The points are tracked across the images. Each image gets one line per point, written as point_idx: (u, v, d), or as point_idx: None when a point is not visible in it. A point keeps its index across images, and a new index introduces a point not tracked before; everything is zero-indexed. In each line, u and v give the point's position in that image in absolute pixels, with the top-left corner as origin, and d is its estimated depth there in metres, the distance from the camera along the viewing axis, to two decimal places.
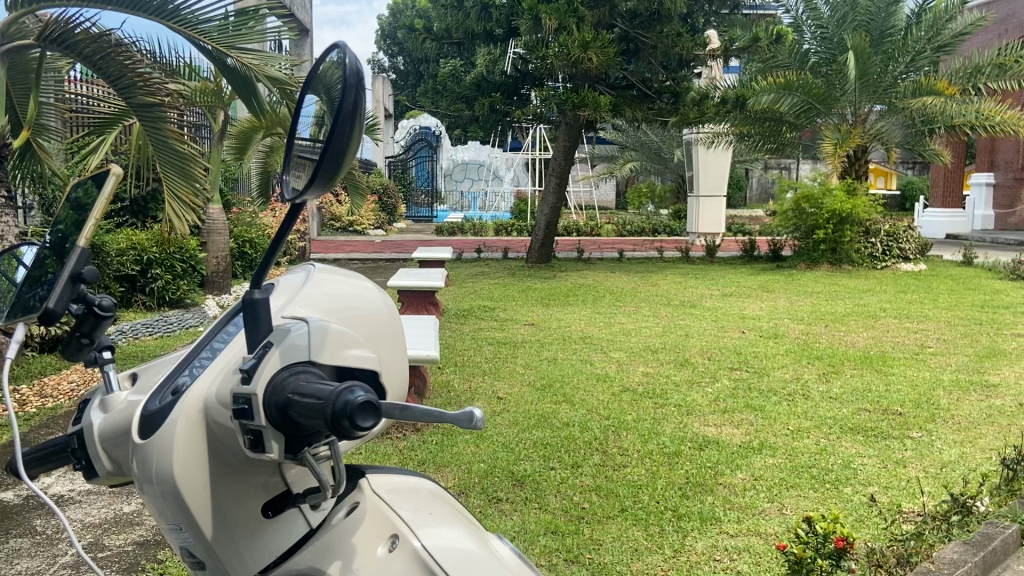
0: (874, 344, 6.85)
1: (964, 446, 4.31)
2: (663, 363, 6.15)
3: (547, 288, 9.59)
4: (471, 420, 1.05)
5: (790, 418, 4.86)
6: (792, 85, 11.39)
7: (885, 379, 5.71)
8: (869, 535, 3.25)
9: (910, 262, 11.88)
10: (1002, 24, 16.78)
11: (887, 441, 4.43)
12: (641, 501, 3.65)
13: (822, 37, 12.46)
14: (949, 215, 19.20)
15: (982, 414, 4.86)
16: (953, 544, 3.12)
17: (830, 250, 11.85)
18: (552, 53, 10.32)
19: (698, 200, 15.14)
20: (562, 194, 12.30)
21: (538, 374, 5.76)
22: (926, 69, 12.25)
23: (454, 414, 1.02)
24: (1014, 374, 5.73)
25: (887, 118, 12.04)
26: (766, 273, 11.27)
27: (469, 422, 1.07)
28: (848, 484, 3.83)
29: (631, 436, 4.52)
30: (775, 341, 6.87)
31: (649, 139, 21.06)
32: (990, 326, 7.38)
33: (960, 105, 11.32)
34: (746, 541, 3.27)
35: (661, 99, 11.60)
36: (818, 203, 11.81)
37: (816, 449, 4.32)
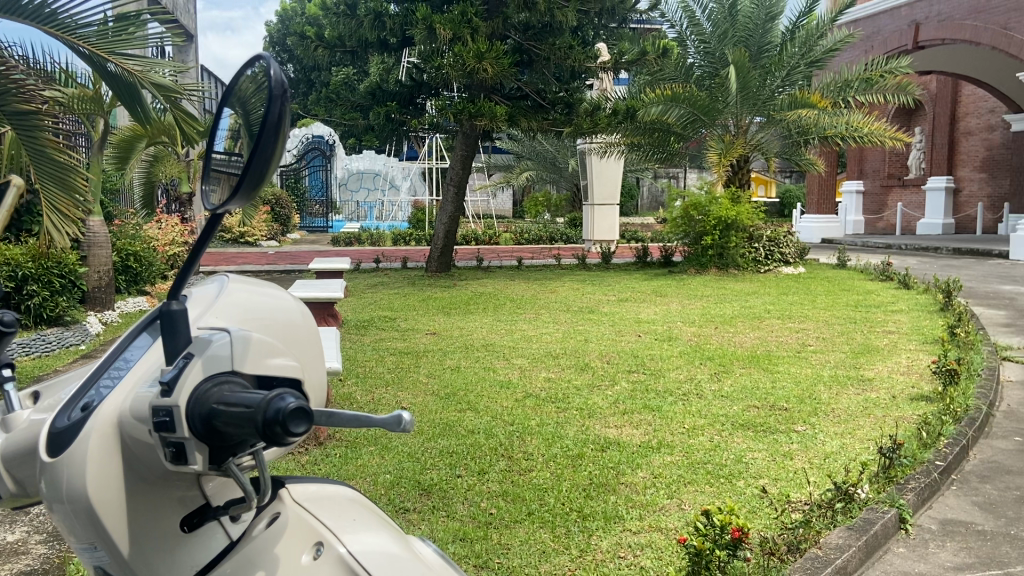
0: (760, 344, 7.19)
1: (844, 438, 4.60)
2: (564, 368, 6.28)
3: (447, 297, 9.59)
4: (400, 423, 1.06)
5: (685, 417, 5.06)
6: (678, 97, 11.79)
7: (771, 377, 6.01)
8: (762, 524, 3.43)
9: (790, 266, 12.58)
10: (868, 41, 17.86)
11: (775, 436, 4.67)
12: (547, 504, 3.72)
13: (705, 51, 12.98)
14: (824, 221, 20.22)
15: (859, 407, 5.20)
16: (838, 530, 3.34)
17: (717, 256, 12.35)
18: (448, 63, 10.31)
19: (592, 208, 15.50)
20: (460, 202, 12.28)
21: (442, 383, 5.76)
22: (800, 84, 12.93)
23: (382, 418, 1.03)
24: (886, 369, 6.15)
25: (766, 129, 12.69)
26: (659, 278, 11.66)
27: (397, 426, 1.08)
28: (740, 478, 4.02)
29: (534, 441, 4.60)
30: (670, 343, 7.14)
31: (544, 149, 21.35)
32: (863, 324, 7.90)
33: (832, 118, 12.08)
34: (648, 536, 3.38)
35: (556, 109, 11.82)
36: (705, 210, 12.27)
37: (710, 445, 4.52)
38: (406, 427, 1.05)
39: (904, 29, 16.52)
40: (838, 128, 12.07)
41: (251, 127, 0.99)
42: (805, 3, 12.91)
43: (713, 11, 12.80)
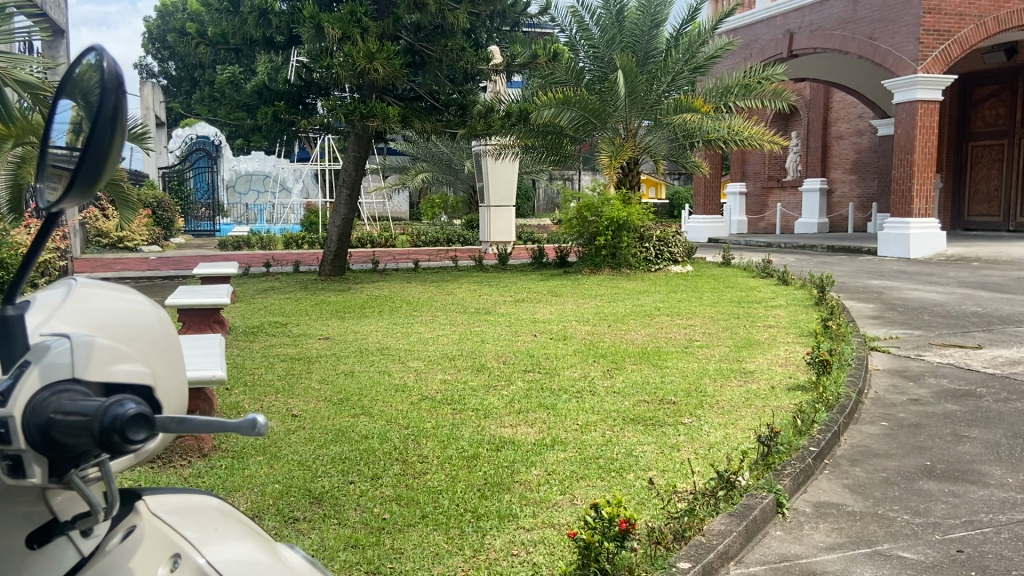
0: (650, 341, 7.40)
1: (727, 428, 4.81)
2: (460, 370, 6.27)
3: (341, 301, 9.41)
4: (254, 426, 1.04)
5: (578, 414, 5.16)
6: (569, 101, 11.99)
7: (660, 372, 6.21)
8: (650, 515, 3.53)
9: (678, 264, 13.00)
10: (746, 49, 18.69)
11: (664, 429, 4.83)
12: (442, 506, 3.72)
13: (594, 56, 13.23)
14: (710, 221, 20.93)
15: (741, 398, 5.45)
16: (720, 517, 3.48)
17: (610, 255, 12.62)
18: (337, 63, 10.10)
19: (489, 210, 15.56)
20: (354, 204, 12.05)
21: (334, 389, 5.65)
22: (685, 88, 13.35)
23: (236, 422, 1.01)
24: (767, 361, 6.47)
25: (654, 132, 13.09)
26: (555, 278, 11.84)
27: (253, 430, 1.06)
28: (630, 470, 4.14)
29: (430, 443, 4.58)
30: (565, 342, 7.26)
31: (439, 151, 21.21)
32: (745, 319, 8.27)
33: (714, 122, 12.64)
34: (540, 533, 3.43)
35: (449, 111, 11.79)
36: (598, 212, 12.55)
37: (602, 440, 4.62)
38: (262, 429, 1.05)
39: (779, 38, 17.35)
40: (720, 131, 12.71)
41: (90, 116, 0.96)
42: (687, 12, 13.38)
43: (601, 17, 13.11)
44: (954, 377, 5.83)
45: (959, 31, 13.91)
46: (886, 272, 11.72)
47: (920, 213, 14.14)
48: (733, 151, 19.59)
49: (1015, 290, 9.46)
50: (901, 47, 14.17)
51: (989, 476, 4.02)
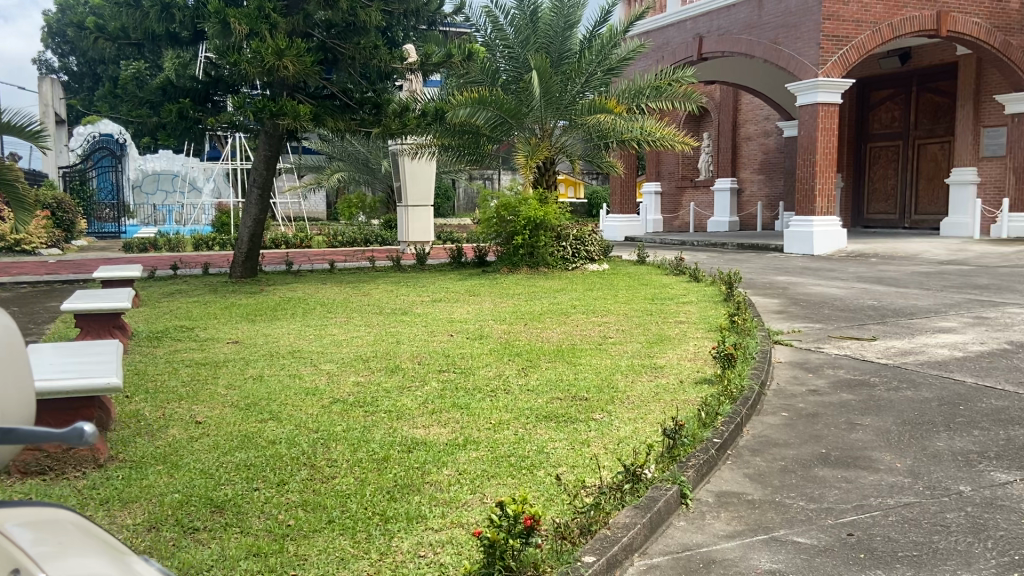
0: (565, 339, 7.49)
1: (636, 422, 4.91)
2: (373, 371, 6.20)
3: (252, 303, 9.18)
4: (83, 436, 1.05)
5: (492, 412, 5.17)
6: (485, 100, 12.02)
7: (573, 369, 6.29)
8: (557, 511, 3.58)
9: (595, 263, 13.17)
10: (658, 51, 19.08)
11: (575, 425, 4.89)
12: (349, 510, 3.67)
13: (510, 57, 13.29)
14: (625, 220, 21.31)
15: (651, 393, 5.57)
16: (625, 510, 3.54)
17: (528, 254, 12.69)
18: (245, 60, 9.85)
19: (407, 209, 15.45)
20: (265, 205, 11.77)
21: (241, 393, 5.51)
22: (599, 89, 13.55)
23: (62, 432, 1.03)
24: (676, 356, 6.64)
25: (570, 132, 13.23)
26: (473, 278, 11.83)
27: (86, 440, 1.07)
28: (540, 467, 4.17)
29: (339, 447, 4.51)
30: (480, 342, 7.26)
31: (355, 150, 20.86)
32: (657, 315, 8.46)
33: (627, 122, 12.87)
34: (449, 533, 3.43)
35: (363, 109, 11.57)
36: (516, 211, 12.60)
37: (514, 438, 4.65)
38: (93, 438, 1.06)
39: (689, 41, 17.78)
40: (633, 133, 12.96)
41: None
42: (600, 14, 13.57)
43: (515, 17, 13.16)
44: (849, 368, 6.11)
45: (856, 37, 14.56)
46: (791, 268, 12.17)
47: (823, 212, 14.75)
48: (645, 151, 20.01)
49: (909, 284, 9.98)
50: (803, 51, 14.72)
51: (879, 462, 4.22)
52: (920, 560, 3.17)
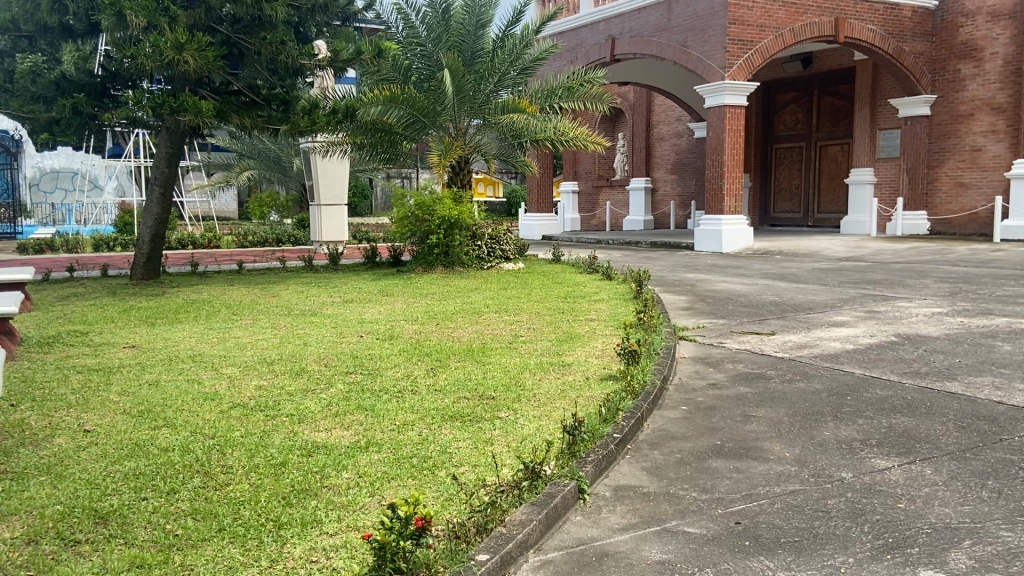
0: (476, 338, 7.49)
1: (540, 420, 4.95)
2: (277, 374, 6.07)
3: (153, 306, 8.86)
4: None
5: (397, 414, 5.12)
6: (397, 98, 11.92)
7: (482, 368, 6.29)
8: (454, 511, 3.57)
9: (510, 262, 13.23)
10: (572, 52, 19.29)
11: (480, 424, 4.89)
12: (242, 517, 3.58)
13: (422, 55, 13.22)
14: (543, 219, 21.47)
15: (557, 390, 5.63)
16: (522, 507, 3.56)
17: (443, 253, 12.63)
18: (142, 53, 9.51)
19: (319, 209, 15.20)
20: (168, 204, 11.38)
21: (135, 400, 5.30)
22: (513, 89, 13.60)
23: None
24: (585, 353, 6.73)
25: (484, 131, 13.27)
26: (387, 278, 11.71)
27: None
28: (442, 467, 4.16)
29: (236, 453, 4.39)
30: (390, 342, 7.20)
31: (266, 148, 20.36)
32: (568, 313, 8.55)
33: (540, 122, 12.95)
34: (343, 537, 3.38)
35: (271, 107, 11.40)
36: (430, 210, 12.55)
37: (418, 439, 4.62)
38: None
39: (602, 42, 18.04)
40: (546, 132, 13.04)
41: None
42: (512, 14, 13.61)
43: (426, 15, 13.09)
44: (748, 362, 6.32)
45: (760, 41, 15.05)
46: (700, 266, 12.51)
47: (731, 211, 15.22)
48: (557, 152, 20.24)
49: (809, 280, 10.40)
50: (710, 55, 15.13)
51: (769, 451, 4.38)
52: (800, 545, 3.30)
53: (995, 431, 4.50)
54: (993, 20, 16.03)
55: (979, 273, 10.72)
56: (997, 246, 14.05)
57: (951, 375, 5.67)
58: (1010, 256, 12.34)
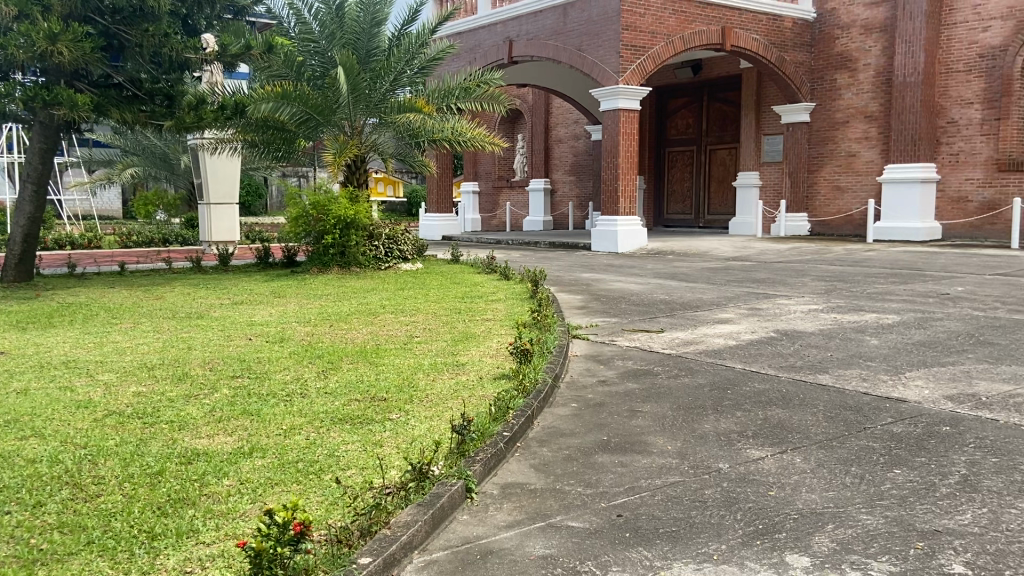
0: (370, 339, 7.40)
1: (432, 420, 4.94)
2: (158, 380, 5.82)
3: (24, 310, 8.36)
4: None
5: (284, 418, 5.01)
6: (289, 95, 11.66)
7: (376, 369, 6.22)
8: (338, 516, 3.51)
9: (408, 262, 13.13)
10: (470, 53, 19.31)
11: (370, 426, 4.84)
12: (114, 528, 3.42)
13: (315, 52, 12.97)
14: (443, 219, 21.38)
15: (450, 390, 5.62)
16: (408, 508, 3.54)
17: (339, 254, 12.43)
18: (10, 43, 8.98)
19: (209, 208, 14.69)
20: (41, 202, 10.77)
21: (0, 410, 4.98)
22: (410, 88, 13.51)
23: None
24: (479, 353, 6.75)
25: (380, 131, 13.12)
26: (280, 279, 11.43)
27: None
28: (328, 471, 4.09)
29: (110, 462, 4.19)
30: (280, 345, 7.02)
31: (152, 144, 19.49)
32: (465, 313, 8.56)
33: (437, 122, 12.93)
34: (220, 546, 3.28)
35: (154, 100, 10.92)
36: (326, 209, 12.34)
37: (304, 444, 4.52)
38: None
39: (500, 44, 18.16)
40: (444, 132, 13.02)
41: None
42: (409, 13, 13.51)
43: (319, 12, 12.89)
44: (637, 359, 6.49)
45: (652, 47, 15.50)
46: (595, 265, 12.78)
47: (626, 212, 15.61)
48: (453, 153, 20.16)
49: (697, 280, 10.79)
50: (604, 59, 15.46)
51: (652, 445, 4.52)
52: (677, 535, 3.42)
53: (859, 420, 4.79)
54: (866, 33, 17.04)
55: (853, 271, 11.39)
56: (870, 246, 14.94)
57: (823, 369, 6.00)
58: (880, 256, 13.17)
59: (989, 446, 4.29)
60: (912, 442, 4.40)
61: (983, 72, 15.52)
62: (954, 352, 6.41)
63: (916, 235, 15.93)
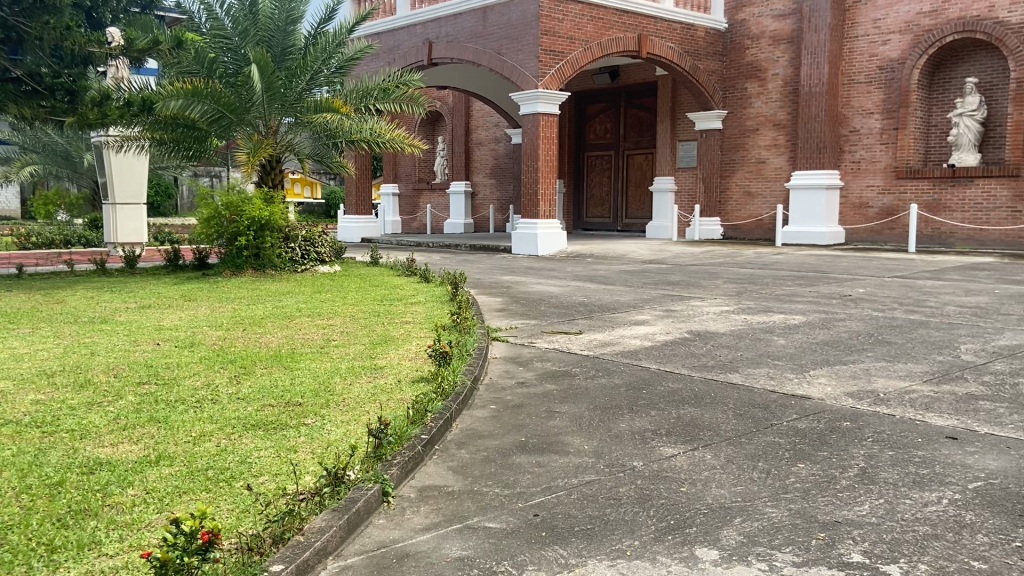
0: (285, 343, 7.24)
1: (348, 425, 4.87)
2: (58, 388, 5.54)
3: None
4: None
5: (193, 424, 4.84)
6: (200, 93, 11.32)
7: (290, 374, 6.09)
8: (249, 524, 3.43)
9: (326, 265, 12.92)
10: (389, 54, 19.13)
11: (284, 432, 4.73)
12: (8, 542, 3.24)
13: (228, 49, 12.63)
14: (362, 221, 21.07)
15: (368, 394, 5.55)
16: (322, 514, 3.49)
17: (253, 256, 12.14)
18: None
19: (114, 208, 14.12)
20: None
21: None
22: (327, 88, 13.30)
23: None
24: (398, 356, 6.69)
25: (296, 130, 12.88)
26: (191, 282, 11.08)
27: None
28: (239, 479, 3.98)
29: (4, 473, 3.97)
30: (190, 350, 6.80)
31: (52, 141, 18.57)
32: (384, 316, 8.47)
33: (356, 123, 12.78)
34: (124, 557, 3.15)
35: (55, 96, 10.45)
36: (239, 210, 12.03)
37: (215, 451, 4.39)
38: None
39: (419, 45, 18.07)
40: (362, 133, 12.90)
41: None
42: (325, 12, 13.32)
43: (232, 8, 12.55)
44: (556, 360, 6.56)
45: (571, 52, 15.71)
46: (515, 268, 12.86)
47: (546, 215, 15.77)
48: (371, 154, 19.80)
49: (615, 282, 10.97)
50: (524, 63, 15.57)
51: (569, 445, 4.57)
52: (592, 532, 3.48)
53: (766, 417, 4.97)
54: (774, 44, 17.71)
55: (762, 274, 11.81)
56: (778, 250, 15.52)
57: (734, 368, 6.19)
58: (788, 259, 13.69)
59: (886, 439, 4.52)
60: (816, 437, 4.59)
61: (882, 84, 16.34)
62: (854, 350, 6.72)
63: (821, 239, 16.65)
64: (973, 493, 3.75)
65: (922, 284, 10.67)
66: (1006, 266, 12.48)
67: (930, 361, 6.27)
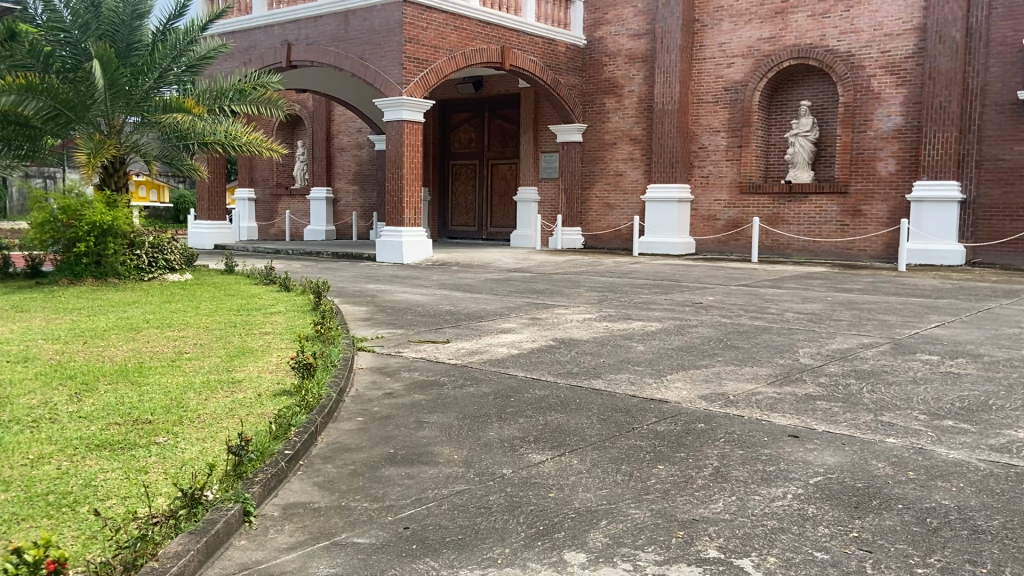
0: (131, 356, 6.79)
1: (204, 442, 4.62)
2: None
3: None
4: None
5: (29, 447, 4.44)
6: (34, 87, 10.47)
7: (139, 390, 5.71)
8: (97, 552, 3.18)
9: (176, 272, 12.25)
10: (245, 54, 18.41)
11: (132, 452, 4.42)
12: None
13: (66, 41, 11.73)
14: (215, 227, 20.10)
15: (224, 409, 5.29)
16: (178, 538, 3.29)
17: (93, 263, 11.31)
18: None
19: None
20: None
21: None
22: (177, 87, 12.63)
23: None
24: (257, 369, 6.42)
25: (143, 130, 12.15)
26: (23, 291, 10.20)
27: None
28: (84, 503, 3.68)
29: None
30: (23, 365, 6.23)
31: None
32: (241, 327, 8.12)
33: (209, 125, 12.22)
34: None
35: None
36: (79, 214, 11.19)
37: (55, 474, 4.04)
38: None
39: (277, 46, 17.51)
40: (216, 135, 12.33)
41: None
42: (175, 7, 12.64)
43: None
44: (423, 369, 6.51)
45: (434, 61, 15.71)
46: (380, 276, 12.70)
47: (410, 223, 15.68)
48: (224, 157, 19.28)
49: (480, 290, 11.06)
50: (387, 70, 15.43)
51: (438, 456, 4.55)
52: (462, 542, 3.47)
53: (628, 421, 5.15)
54: (630, 62, 18.48)
55: (621, 282, 12.25)
56: (635, 259, 16.18)
57: (597, 374, 6.39)
58: (644, 268, 14.30)
59: (736, 439, 4.80)
60: (673, 439, 4.81)
61: (727, 104, 17.41)
62: (706, 355, 7.10)
63: (674, 249, 17.58)
64: (814, 487, 4.05)
65: (765, 291, 11.43)
66: (836, 275, 13.59)
67: (774, 364, 6.73)
